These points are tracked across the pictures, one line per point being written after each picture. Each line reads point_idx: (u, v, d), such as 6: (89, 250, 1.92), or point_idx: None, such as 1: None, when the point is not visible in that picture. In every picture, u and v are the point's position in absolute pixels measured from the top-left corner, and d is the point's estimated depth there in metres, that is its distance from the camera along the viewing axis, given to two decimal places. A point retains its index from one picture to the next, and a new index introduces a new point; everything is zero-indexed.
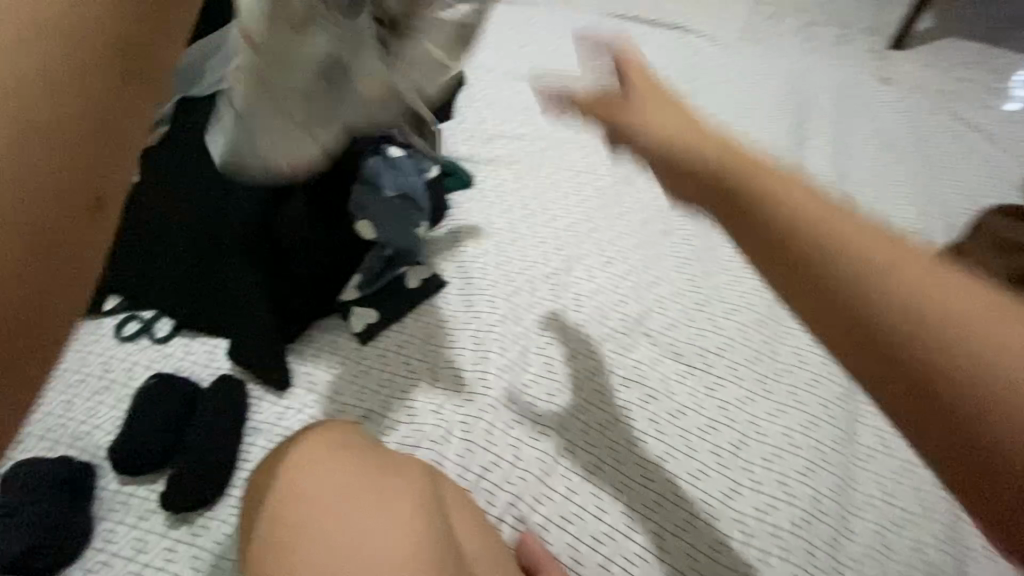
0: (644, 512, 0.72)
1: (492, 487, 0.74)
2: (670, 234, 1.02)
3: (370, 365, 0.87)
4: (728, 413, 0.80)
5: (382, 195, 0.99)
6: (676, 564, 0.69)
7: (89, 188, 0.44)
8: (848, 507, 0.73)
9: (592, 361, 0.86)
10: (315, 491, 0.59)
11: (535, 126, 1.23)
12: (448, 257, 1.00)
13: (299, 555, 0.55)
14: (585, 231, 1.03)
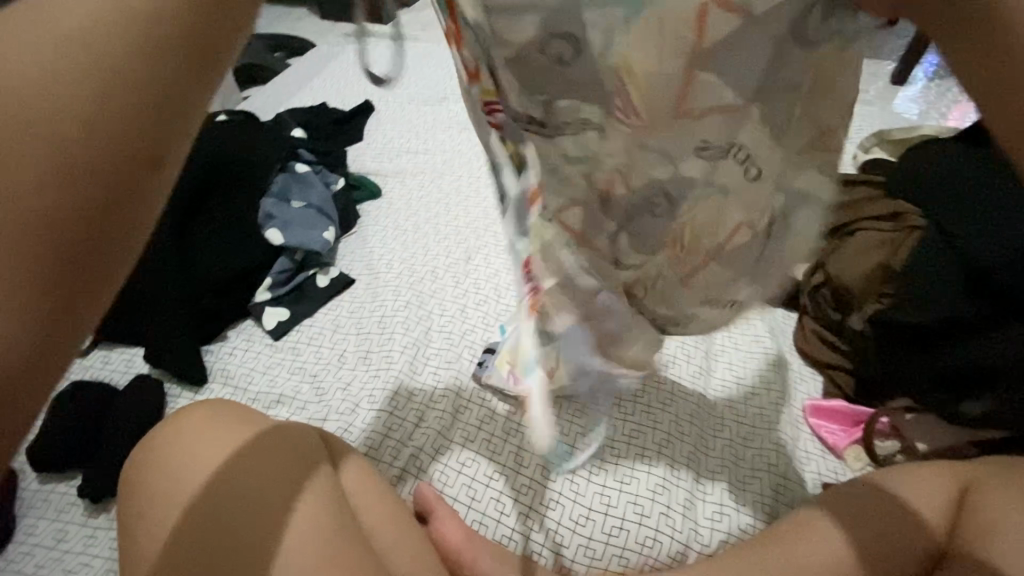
0: (545, 472, 0.79)
1: (395, 443, 0.82)
2: None
3: (283, 357, 0.95)
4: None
5: (290, 206, 1.10)
6: (571, 522, 0.77)
7: (147, 160, 0.38)
8: (728, 464, 0.83)
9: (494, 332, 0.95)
10: (210, 467, 0.61)
11: (440, 142, 1.36)
12: (356, 256, 1.10)
13: (194, 521, 0.58)
14: (480, 223, 1.14)
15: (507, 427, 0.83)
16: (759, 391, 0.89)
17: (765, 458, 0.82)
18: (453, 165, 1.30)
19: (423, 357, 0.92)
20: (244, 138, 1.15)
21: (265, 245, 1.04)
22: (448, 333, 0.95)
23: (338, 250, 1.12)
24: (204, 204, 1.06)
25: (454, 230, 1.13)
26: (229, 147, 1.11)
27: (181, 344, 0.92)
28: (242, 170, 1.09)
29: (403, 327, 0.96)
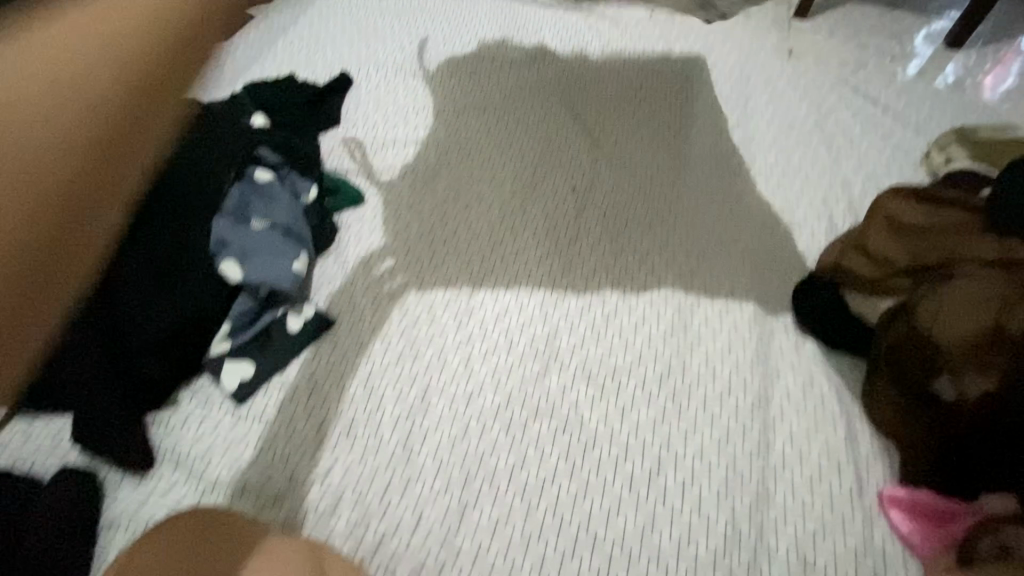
0: None
1: (390, 558, 0.68)
2: (586, 262, 0.95)
3: (248, 430, 0.77)
4: (644, 438, 0.76)
5: (250, 227, 0.88)
6: None
7: None
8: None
9: (508, 401, 0.79)
10: None
11: (431, 135, 1.16)
12: (336, 291, 0.91)
13: None
14: (483, 242, 0.97)
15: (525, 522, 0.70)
16: (823, 475, 0.75)
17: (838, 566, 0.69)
18: (450, 163, 1.10)
19: (421, 433, 0.76)
20: (190, 137, 0.92)
21: (221, 282, 0.84)
22: (451, 398, 0.79)
23: (312, 280, 0.93)
24: (138, 228, 0.84)
25: (455, 257, 0.95)
26: (173, 152, 0.89)
27: (120, 420, 0.74)
28: (187, 184, 0.88)
29: (394, 393, 0.79)
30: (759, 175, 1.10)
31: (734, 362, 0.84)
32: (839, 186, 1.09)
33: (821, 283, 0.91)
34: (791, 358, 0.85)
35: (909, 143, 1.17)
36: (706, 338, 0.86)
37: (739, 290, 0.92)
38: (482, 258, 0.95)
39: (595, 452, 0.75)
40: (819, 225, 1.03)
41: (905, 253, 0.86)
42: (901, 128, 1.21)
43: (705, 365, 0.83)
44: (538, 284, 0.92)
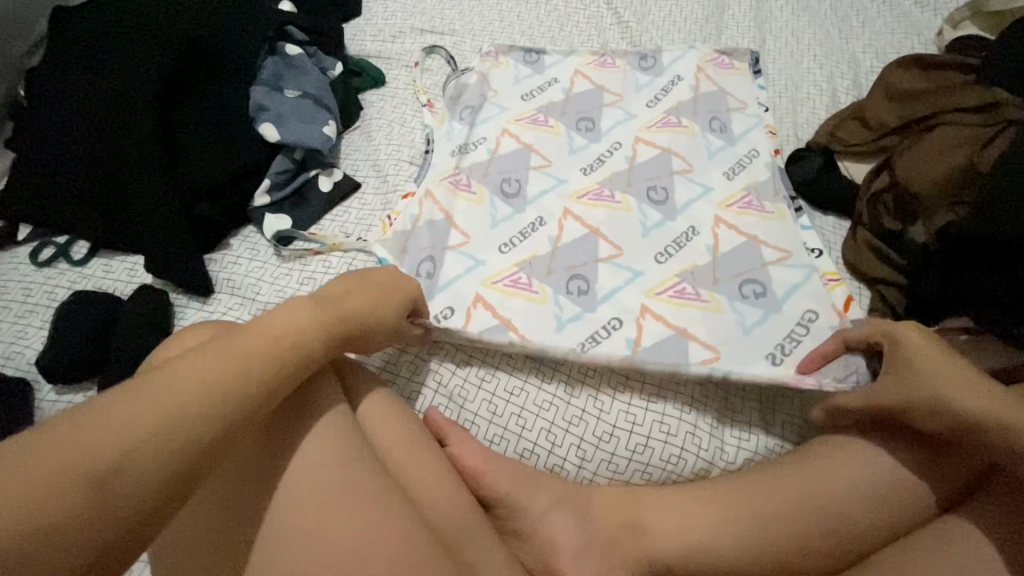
0: (571, 398, 0.75)
1: (413, 357, 0.78)
2: (590, 128, 1.00)
3: (292, 267, 0.89)
4: (634, 277, 0.84)
5: (284, 95, 0.98)
6: (602, 449, 0.73)
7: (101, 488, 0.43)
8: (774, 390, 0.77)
9: (510, 247, 0.88)
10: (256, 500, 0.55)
11: (448, 23, 1.21)
12: (362, 156, 1.01)
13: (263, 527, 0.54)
14: (495, 111, 1.03)
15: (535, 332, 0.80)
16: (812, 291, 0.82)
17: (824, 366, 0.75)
18: (465, 51, 1.16)
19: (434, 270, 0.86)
20: (227, 10, 1.00)
21: (261, 143, 0.94)
22: (459, 241, 0.89)
23: (343, 148, 1.03)
24: (189, 93, 0.95)
25: (467, 123, 1.02)
26: (212, 25, 0.97)
27: (182, 252, 0.87)
28: (230, 57, 0.97)
29: None
30: (769, 54, 1.12)
31: (725, 214, 0.90)
32: (846, 64, 1.10)
33: (814, 148, 0.96)
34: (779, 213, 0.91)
35: (923, 24, 1.16)
36: (701, 194, 0.92)
37: (738, 152, 0.96)
38: (493, 124, 1.01)
39: (589, 286, 0.84)
40: (821, 99, 1.06)
41: (895, 117, 0.92)
42: (919, 9, 1.19)
43: (697, 216, 0.90)
44: (542, 147, 0.98)
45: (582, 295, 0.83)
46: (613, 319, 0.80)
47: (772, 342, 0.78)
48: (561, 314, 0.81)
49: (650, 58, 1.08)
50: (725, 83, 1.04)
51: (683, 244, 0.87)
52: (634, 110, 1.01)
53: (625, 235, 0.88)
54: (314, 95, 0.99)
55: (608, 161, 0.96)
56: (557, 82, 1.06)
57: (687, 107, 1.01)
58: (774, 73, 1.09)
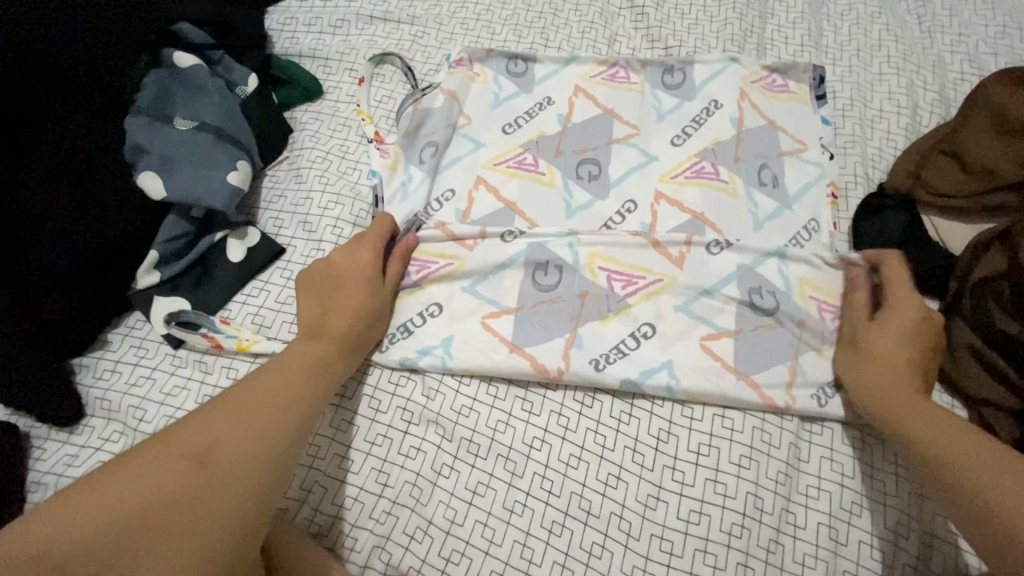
0: None
1: (349, 529, 0.58)
2: (591, 179, 0.74)
3: (188, 378, 0.66)
4: (652, 409, 0.62)
5: (173, 129, 0.72)
6: None
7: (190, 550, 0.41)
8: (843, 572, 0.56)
9: None
10: None
11: (406, 7, 0.92)
12: (287, 208, 0.76)
13: None
14: (465, 152, 0.77)
15: (522, 486, 0.59)
16: None
17: (915, 548, 0.57)
18: (429, 48, 0.88)
19: (379, 400, 0.63)
20: None
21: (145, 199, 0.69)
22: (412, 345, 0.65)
23: (262, 193, 0.77)
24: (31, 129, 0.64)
25: (427, 170, 0.76)
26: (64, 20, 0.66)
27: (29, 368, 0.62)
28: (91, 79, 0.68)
29: (336, 464, 0.60)
30: (827, 53, 0.85)
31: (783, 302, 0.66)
32: (929, 68, 0.84)
33: (890, 197, 0.72)
34: None
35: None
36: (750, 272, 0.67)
37: (791, 214, 0.72)
38: (463, 172, 0.75)
39: (589, 423, 0.62)
40: (898, 119, 0.80)
41: (1009, 163, 0.68)
42: None
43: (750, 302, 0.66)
44: (528, 206, 0.73)
45: (582, 433, 0.61)
46: (631, 471, 0.59)
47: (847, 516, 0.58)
48: (552, 463, 0.60)
49: (677, 72, 0.81)
50: (773, 110, 0.78)
51: (742, 319, 0.65)
52: (652, 147, 0.76)
53: (656, 321, 0.65)
54: (216, 128, 0.73)
55: (620, 227, 0.71)
56: (551, 104, 0.79)
57: (725, 148, 0.75)
58: (834, 81, 0.83)
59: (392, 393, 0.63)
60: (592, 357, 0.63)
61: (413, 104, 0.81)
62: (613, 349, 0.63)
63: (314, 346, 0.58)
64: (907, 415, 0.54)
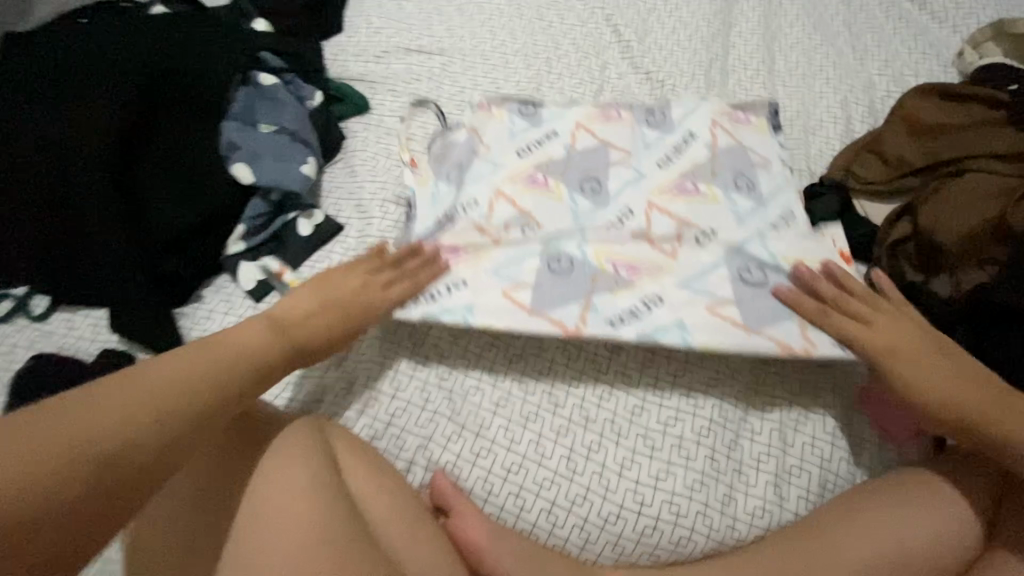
0: (574, 475, 0.70)
1: (398, 432, 0.73)
2: (597, 190, 0.87)
3: (269, 323, 0.83)
4: (640, 343, 0.77)
5: (258, 131, 0.91)
6: (606, 533, 0.68)
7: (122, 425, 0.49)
8: (789, 464, 0.72)
9: None
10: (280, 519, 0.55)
11: (436, 41, 1.13)
12: (344, 196, 0.94)
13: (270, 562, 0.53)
14: (486, 171, 0.89)
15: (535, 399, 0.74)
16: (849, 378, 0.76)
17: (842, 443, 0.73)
18: (455, 74, 1.09)
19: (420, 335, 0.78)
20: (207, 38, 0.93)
21: (236, 185, 0.88)
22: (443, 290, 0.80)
23: (323, 184, 0.96)
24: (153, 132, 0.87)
25: (459, 183, 0.89)
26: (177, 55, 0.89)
27: (151, 311, 0.79)
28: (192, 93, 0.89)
29: (390, 384, 0.75)
30: (778, 76, 1.05)
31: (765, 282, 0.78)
32: (861, 88, 1.04)
33: (828, 184, 0.89)
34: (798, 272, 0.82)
35: (938, 43, 1.10)
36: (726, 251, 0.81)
37: (765, 212, 0.85)
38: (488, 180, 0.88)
39: (590, 352, 0.77)
40: (835, 127, 0.99)
41: (918, 154, 0.86)
42: (935, 25, 1.12)
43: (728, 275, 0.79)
44: (547, 201, 0.87)
45: (583, 360, 0.76)
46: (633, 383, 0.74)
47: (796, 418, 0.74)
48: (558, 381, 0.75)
49: (657, 112, 0.93)
50: (743, 138, 0.91)
51: (738, 294, 0.76)
52: (645, 161, 0.90)
53: (663, 293, 0.76)
54: (292, 131, 0.92)
55: (622, 231, 0.83)
56: (557, 135, 0.91)
57: (706, 168, 0.88)
58: (784, 97, 1.03)
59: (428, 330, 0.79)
60: (609, 320, 0.74)
61: (441, 140, 0.95)
62: (624, 314, 0.74)
63: (300, 320, 0.68)
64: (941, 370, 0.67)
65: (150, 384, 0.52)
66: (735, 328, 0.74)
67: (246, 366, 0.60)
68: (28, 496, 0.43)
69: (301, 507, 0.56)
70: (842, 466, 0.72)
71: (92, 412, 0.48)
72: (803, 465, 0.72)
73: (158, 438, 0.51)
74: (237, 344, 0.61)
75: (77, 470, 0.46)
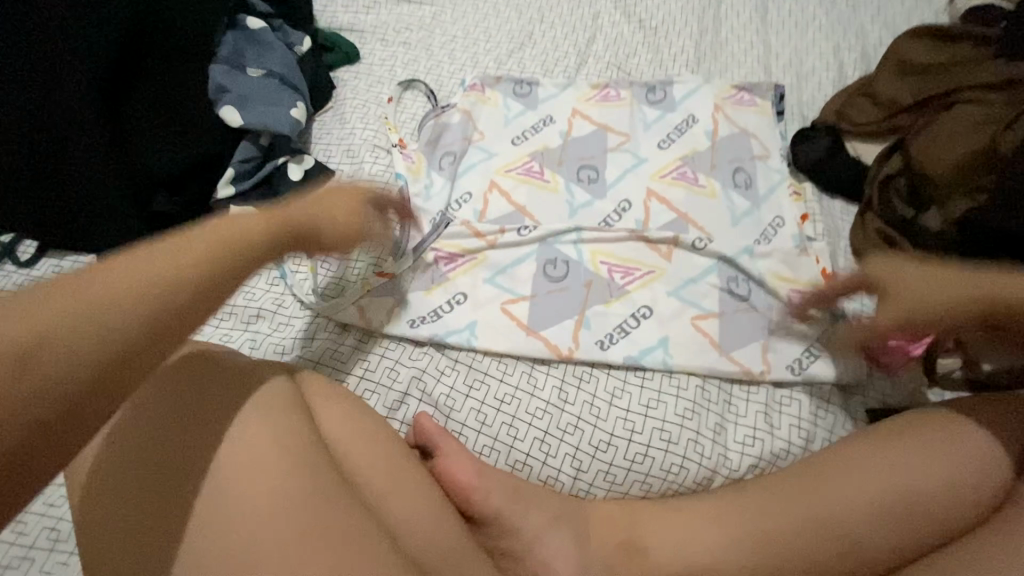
0: (566, 405, 0.70)
1: (392, 364, 0.73)
2: (588, 171, 0.88)
3: (260, 265, 0.82)
4: (629, 284, 0.78)
5: (245, 75, 0.90)
6: (598, 462, 0.68)
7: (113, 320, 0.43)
8: (778, 394, 0.72)
9: (494, 250, 0.81)
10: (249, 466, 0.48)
11: None
12: (335, 143, 0.93)
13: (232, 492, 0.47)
14: (478, 153, 0.90)
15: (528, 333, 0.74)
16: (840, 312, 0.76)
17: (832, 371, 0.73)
18: (446, 23, 1.07)
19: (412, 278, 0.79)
20: None
21: (225, 130, 0.87)
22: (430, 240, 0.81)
23: (313, 132, 0.95)
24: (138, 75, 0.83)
25: (452, 161, 0.89)
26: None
27: None
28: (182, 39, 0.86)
29: (383, 321, 0.75)
30: (771, 23, 1.05)
31: (752, 269, 0.79)
32: (854, 35, 1.03)
33: (821, 128, 0.90)
34: (784, 232, 0.83)
35: None
36: (711, 210, 0.84)
37: (751, 179, 0.87)
38: (481, 160, 0.89)
39: (581, 293, 0.77)
40: (828, 72, 0.99)
41: (909, 93, 0.86)
42: None
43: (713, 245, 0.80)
44: (536, 176, 0.88)
45: (573, 302, 0.77)
46: (627, 320, 0.75)
47: (786, 350, 0.75)
48: (549, 324, 0.75)
49: (658, 90, 0.94)
50: (745, 122, 0.91)
51: (724, 302, 0.77)
52: (638, 131, 0.91)
53: (653, 303, 0.76)
54: (280, 75, 0.91)
55: (617, 224, 0.83)
56: (553, 122, 0.93)
57: (704, 156, 0.88)
58: (777, 44, 1.02)
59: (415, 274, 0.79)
60: (597, 339, 0.74)
61: (435, 119, 0.94)
62: (616, 330, 0.74)
63: (323, 226, 0.59)
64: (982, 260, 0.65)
65: (105, 294, 0.43)
66: (712, 349, 0.74)
67: (199, 265, 0.47)
68: (58, 366, 0.40)
69: (265, 444, 0.49)
70: (832, 395, 0.73)
71: (18, 316, 0.40)
72: (793, 394, 0.72)
73: (84, 358, 0.41)
74: (243, 228, 0.52)
75: (80, 367, 0.40)
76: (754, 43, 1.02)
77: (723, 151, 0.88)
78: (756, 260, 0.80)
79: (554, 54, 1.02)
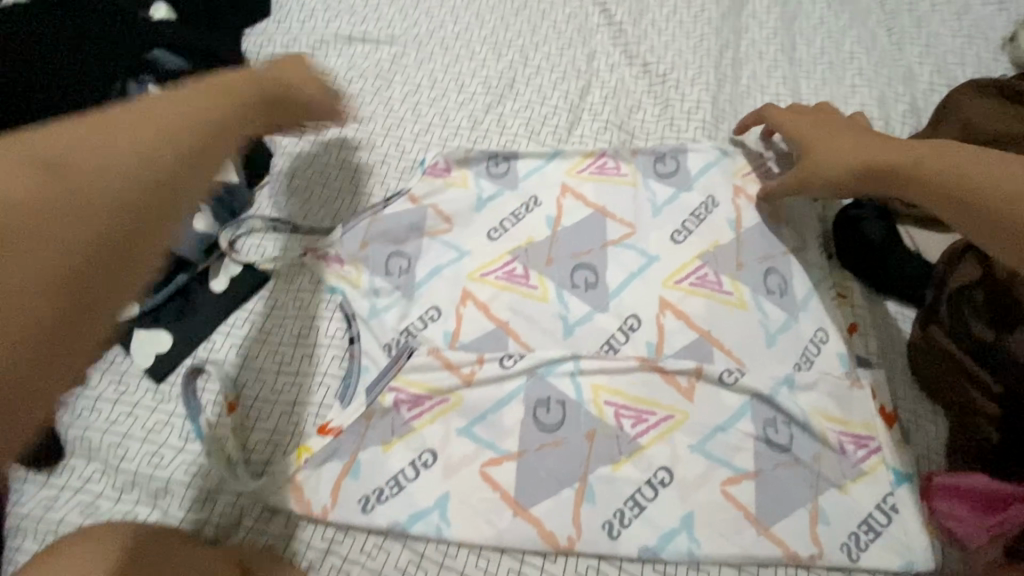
0: None
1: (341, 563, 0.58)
2: (585, 272, 0.70)
3: (172, 414, 0.64)
4: (643, 436, 0.62)
5: None
6: None
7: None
8: None
9: (471, 389, 0.64)
10: None
11: (384, 27, 0.91)
12: (268, 237, 0.74)
13: None
14: (446, 251, 0.72)
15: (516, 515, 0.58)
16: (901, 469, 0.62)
17: (895, 553, 0.58)
18: (408, 68, 0.88)
19: (364, 432, 0.61)
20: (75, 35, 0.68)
21: None
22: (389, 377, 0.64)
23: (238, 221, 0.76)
24: None
25: (413, 262, 0.71)
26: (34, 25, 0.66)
27: None
28: (61, 86, 0.66)
29: (328, 501, 0.59)
30: (801, 66, 0.87)
31: (796, 407, 0.63)
32: (900, 80, 0.86)
33: (868, 208, 0.73)
34: (831, 352, 0.67)
35: (987, 21, 0.92)
36: (739, 328, 0.67)
37: (787, 281, 0.70)
38: (449, 261, 0.71)
39: (584, 450, 0.61)
40: (873, 128, 0.81)
41: None
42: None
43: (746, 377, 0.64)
44: (520, 280, 0.70)
45: (572, 463, 0.60)
46: (638, 492, 0.59)
47: (839, 523, 0.59)
48: (542, 498, 0.59)
49: (669, 160, 0.77)
50: (773, 205, 0.74)
51: (762, 457, 0.61)
52: (645, 216, 0.73)
53: (673, 465, 0.60)
54: None
55: (623, 349, 0.66)
56: (539, 204, 0.75)
57: (728, 252, 0.71)
58: (810, 94, 0.85)
59: (370, 427, 0.62)
60: (604, 520, 0.58)
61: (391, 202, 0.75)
62: (628, 504, 0.59)
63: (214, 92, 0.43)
64: (944, 163, 0.55)
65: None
66: (748, 525, 0.59)
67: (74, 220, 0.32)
68: None
69: None
70: None
71: None
72: None
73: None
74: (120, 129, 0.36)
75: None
76: (782, 93, 0.84)
77: (750, 247, 0.71)
78: (799, 396, 0.64)
79: (541, 109, 0.84)
